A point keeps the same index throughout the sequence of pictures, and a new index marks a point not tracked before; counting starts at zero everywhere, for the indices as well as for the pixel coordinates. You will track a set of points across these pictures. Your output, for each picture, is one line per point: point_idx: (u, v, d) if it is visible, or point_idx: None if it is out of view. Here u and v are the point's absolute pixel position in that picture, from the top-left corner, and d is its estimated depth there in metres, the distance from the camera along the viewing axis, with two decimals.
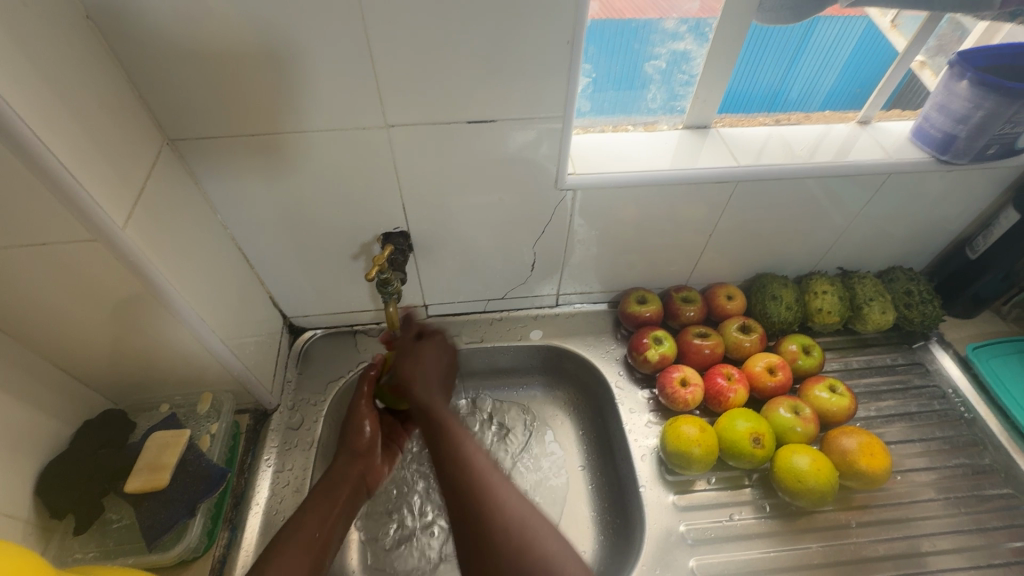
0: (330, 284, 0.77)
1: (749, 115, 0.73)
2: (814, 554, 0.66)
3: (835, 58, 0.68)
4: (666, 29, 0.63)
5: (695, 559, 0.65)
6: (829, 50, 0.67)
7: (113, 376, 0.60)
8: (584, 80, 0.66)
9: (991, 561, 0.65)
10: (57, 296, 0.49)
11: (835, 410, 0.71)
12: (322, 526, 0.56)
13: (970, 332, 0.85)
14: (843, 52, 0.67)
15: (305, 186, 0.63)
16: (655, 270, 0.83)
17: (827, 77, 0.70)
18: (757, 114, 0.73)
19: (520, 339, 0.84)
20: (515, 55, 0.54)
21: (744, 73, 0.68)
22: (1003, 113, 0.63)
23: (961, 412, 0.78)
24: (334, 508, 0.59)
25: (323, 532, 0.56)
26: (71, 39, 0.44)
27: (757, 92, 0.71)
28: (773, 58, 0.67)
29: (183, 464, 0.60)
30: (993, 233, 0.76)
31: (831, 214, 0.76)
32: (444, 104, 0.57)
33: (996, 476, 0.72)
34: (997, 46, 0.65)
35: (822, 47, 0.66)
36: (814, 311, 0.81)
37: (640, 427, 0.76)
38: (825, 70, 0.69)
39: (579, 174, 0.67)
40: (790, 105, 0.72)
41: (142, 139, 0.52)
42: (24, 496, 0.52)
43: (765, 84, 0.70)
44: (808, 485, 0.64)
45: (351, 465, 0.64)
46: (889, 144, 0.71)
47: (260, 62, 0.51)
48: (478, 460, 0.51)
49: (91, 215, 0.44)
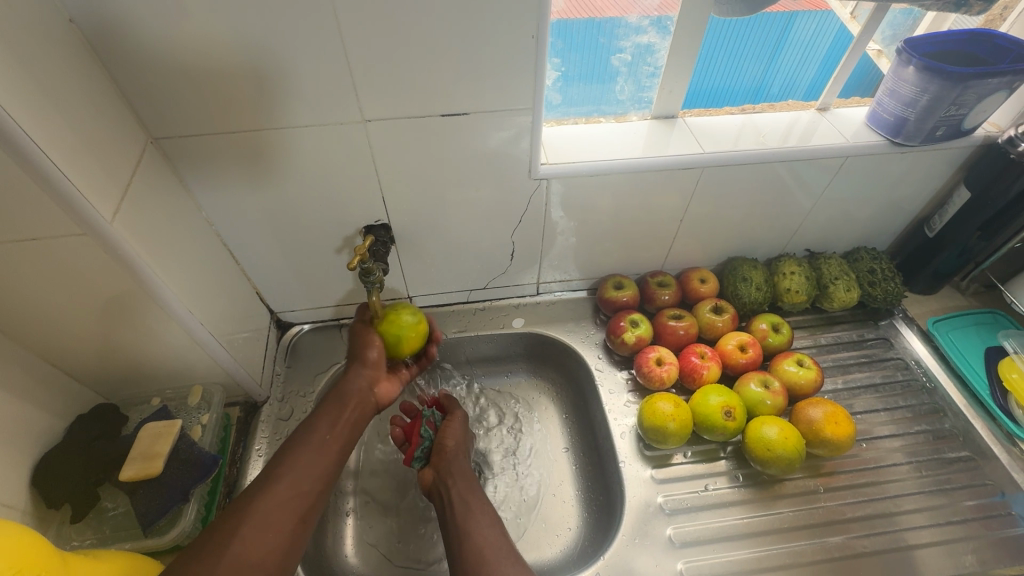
0: (316, 277, 0.79)
1: (731, 105, 0.78)
2: (785, 518, 0.69)
3: (812, 54, 0.73)
4: (630, 24, 0.67)
5: (672, 528, 0.68)
6: (806, 46, 0.72)
7: (103, 370, 0.62)
8: (554, 74, 0.69)
9: (951, 519, 0.69)
10: (48, 291, 0.51)
11: (803, 382, 0.74)
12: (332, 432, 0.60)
13: (932, 307, 0.89)
14: (821, 47, 0.72)
15: (287, 184, 0.65)
16: (630, 256, 0.86)
17: (804, 74, 0.76)
18: (739, 104, 0.78)
19: (502, 327, 0.87)
20: (485, 51, 0.56)
21: (728, 69, 0.73)
22: (948, 96, 0.66)
23: (923, 382, 0.81)
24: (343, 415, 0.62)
25: (331, 437, 0.59)
26: (57, 46, 0.46)
27: (738, 87, 0.76)
28: (755, 52, 0.71)
29: (176, 453, 0.62)
30: (948, 211, 0.80)
31: (796, 198, 0.79)
32: (418, 100, 0.59)
33: (956, 440, 0.76)
34: (944, 34, 0.69)
35: (800, 44, 0.71)
36: (783, 291, 0.84)
37: (619, 407, 0.79)
38: (805, 64, 0.74)
39: (552, 164, 0.69)
40: (772, 98, 0.78)
41: (126, 137, 0.54)
42: (20, 486, 0.54)
43: (749, 78, 0.75)
44: (777, 454, 0.67)
45: (358, 375, 0.66)
46: (847, 130, 0.75)
47: (240, 63, 0.53)
48: (482, 518, 0.58)
49: (82, 210, 0.46)
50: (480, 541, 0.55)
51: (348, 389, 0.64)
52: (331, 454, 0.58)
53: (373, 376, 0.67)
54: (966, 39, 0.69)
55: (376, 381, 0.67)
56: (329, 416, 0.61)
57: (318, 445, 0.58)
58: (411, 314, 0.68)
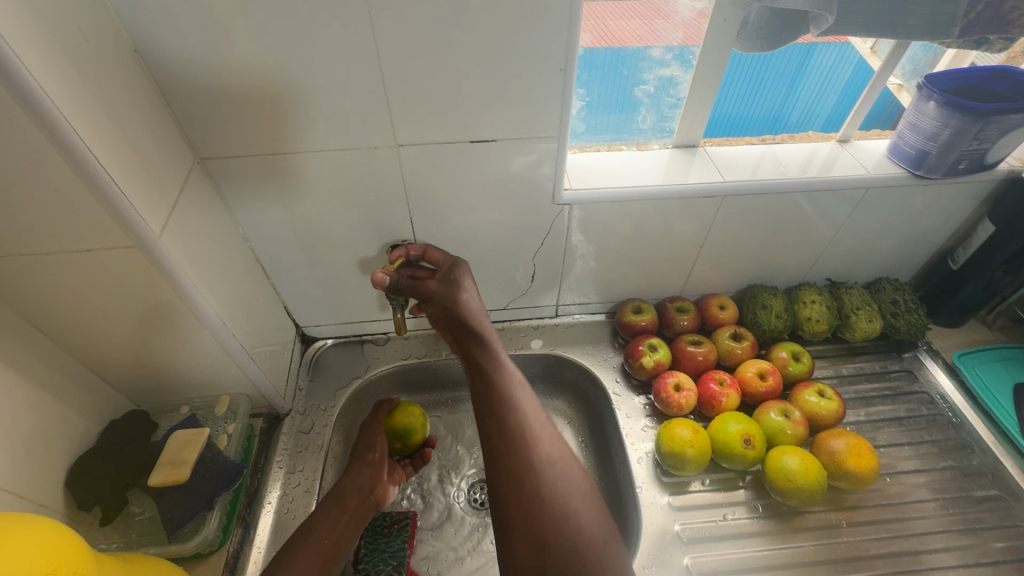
0: (342, 294, 0.81)
1: (749, 136, 0.79)
2: (806, 552, 0.68)
3: (830, 85, 0.75)
4: (654, 57, 0.69)
5: (689, 557, 0.67)
6: (825, 76, 0.73)
7: (137, 378, 0.65)
8: (579, 104, 0.72)
9: (980, 560, 0.67)
10: (96, 300, 0.54)
11: (824, 414, 0.73)
12: (332, 532, 0.60)
13: (956, 340, 0.88)
14: (840, 78, 0.74)
15: (319, 203, 0.68)
16: (650, 282, 0.87)
17: (823, 104, 0.77)
18: (758, 135, 0.79)
19: (521, 348, 0.88)
20: (515, 83, 0.59)
21: (745, 99, 0.75)
22: (969, 130, 0.66)
23: (949, 417, 0.80)
24: (344, 513, 0.63)
25: (332, 538, 0.59)
26: (122, 73, 0.50)
27: (755, 116, 0.77)
28: (771, 84, 0.73)
29: (202, 460, 0.64)
30: (972, 244, 0.80)
31: (817, 227, 0.80)
32: (449, 127, 0.62)
33: (983, 477, 0.74)
34: (964, 70, 0.70)
35: (818, 75, 0.73)
36: (803, 320, 0.84)
37: (636, 431, 0.78)
38: (823, 96, 0.76)
39: (574, 190, 0.71)
40: (790, 128, 0.79)
41: (177, 157, 0.57)
42: (54, 486, 0.56)
43: (766, 108, 0.77)
44: (798, 485, 0.66)
45: (358, 474, 0.68)
46: (869, 161, 0.76)
47: (284, 91, 0.57)
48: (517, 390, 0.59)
49: (133, 225, 0.49)
50: (545, 521, 0.49)
51: (349, 487, 0.66)
52: (324, 552, 0.58)
53: (375, 472, 0.69)
54: (988, 75, 0.70)
55: (377, 481, 0.68)
56: (328, 518, 0.61)
57: (316, 545, 0.58)
58: (414, 416, 0.74)
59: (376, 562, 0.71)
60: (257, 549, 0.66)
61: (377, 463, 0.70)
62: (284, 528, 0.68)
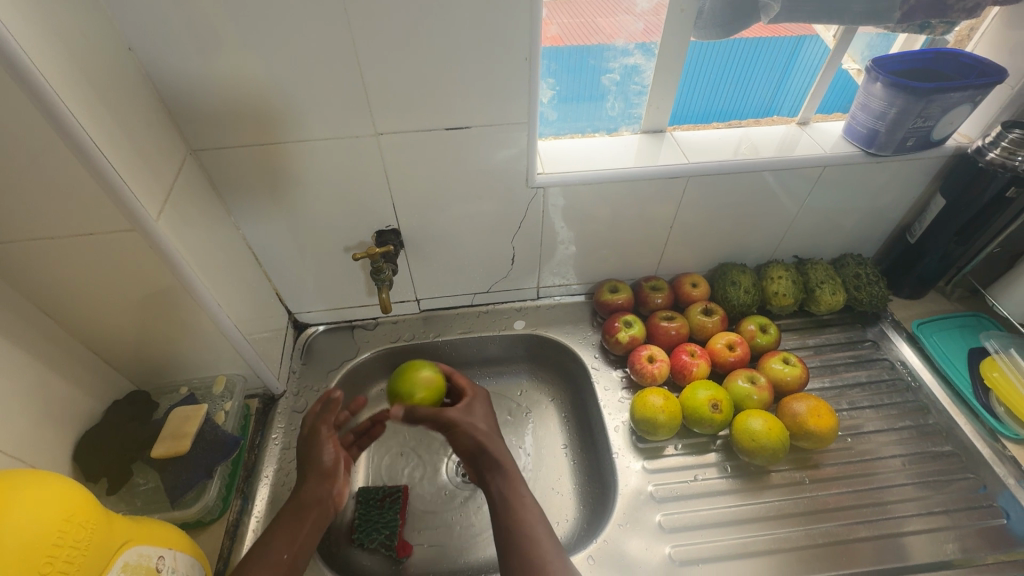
0: (331, 281, 0.85)
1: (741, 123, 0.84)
2: (772, 507, 0.72)
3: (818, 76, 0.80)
4: (617, 47, 0.73)
5: (661, 515, 0.71)
6: (813, 69, 0.79)
7: (137, 359, 0.69)
8: (550, 92, 0.76)
9: (934, 509, 0.71)
10: (98, 282, 0.58)
11: (789, 379, 0.78)
12: (290, 547, 0.56)
13: (917, 311, 0.92)
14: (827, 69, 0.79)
15: (305, 192, 0.72)
16: (626, 263, 0.91)
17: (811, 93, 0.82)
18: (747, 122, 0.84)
19: (504, 329, 0.92)
20: (485, 72, 0.63)
21: (735, 94, 0.80)
22: (913, 109, 0.71)
23: (908, 381, 0.84)
24: (303, 525, 0.58)
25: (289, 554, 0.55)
26: (118, 69, 0.54)
27: (744, 108, 0.82)
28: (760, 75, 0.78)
29: (201, 435, 0.67)
30: (927, 217, 0.84)
31: (781, 205, 0.84)
32: (425, 115, 0.66)
33: (939, 435, 0.78)
34: (912, 53, 0.75)
35: (806, 67, 0.78)
36: (771, 294, 0.88)
37: (613, 402, 0.83)
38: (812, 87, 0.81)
39: (547, 173, 0.75)
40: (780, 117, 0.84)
41: (170, 148, 0.61)
42: (62, 458, 0.60)
43: (755, 101, 0.82)
44: (761, 444, 0.70)
45: (322, 482, 0.61)
46: (826, 142, 0.80)
47: (269, 84, 0.61)
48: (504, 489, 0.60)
49: (133, 208, 0.53)
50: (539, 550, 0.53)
51: (308, 499, 0.60)
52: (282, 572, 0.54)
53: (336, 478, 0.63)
54: (933, 58, 0.75)
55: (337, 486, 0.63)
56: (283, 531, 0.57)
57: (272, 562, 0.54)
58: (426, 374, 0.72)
59: (369, 531, 0.75)
60: (255, 518, 0.70)
61: (329, 468, 0.63)
62: (280, 499, 0.72)
